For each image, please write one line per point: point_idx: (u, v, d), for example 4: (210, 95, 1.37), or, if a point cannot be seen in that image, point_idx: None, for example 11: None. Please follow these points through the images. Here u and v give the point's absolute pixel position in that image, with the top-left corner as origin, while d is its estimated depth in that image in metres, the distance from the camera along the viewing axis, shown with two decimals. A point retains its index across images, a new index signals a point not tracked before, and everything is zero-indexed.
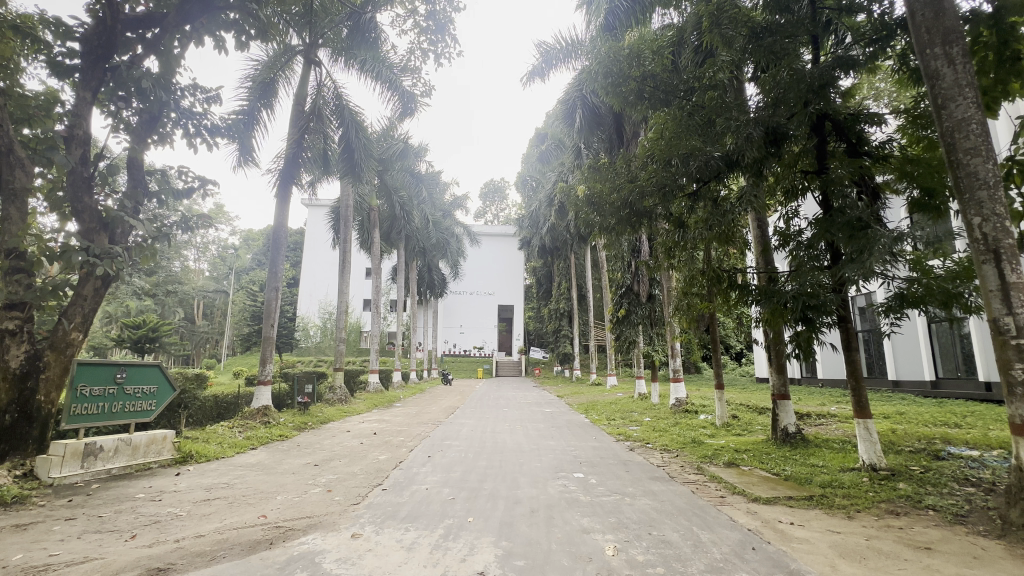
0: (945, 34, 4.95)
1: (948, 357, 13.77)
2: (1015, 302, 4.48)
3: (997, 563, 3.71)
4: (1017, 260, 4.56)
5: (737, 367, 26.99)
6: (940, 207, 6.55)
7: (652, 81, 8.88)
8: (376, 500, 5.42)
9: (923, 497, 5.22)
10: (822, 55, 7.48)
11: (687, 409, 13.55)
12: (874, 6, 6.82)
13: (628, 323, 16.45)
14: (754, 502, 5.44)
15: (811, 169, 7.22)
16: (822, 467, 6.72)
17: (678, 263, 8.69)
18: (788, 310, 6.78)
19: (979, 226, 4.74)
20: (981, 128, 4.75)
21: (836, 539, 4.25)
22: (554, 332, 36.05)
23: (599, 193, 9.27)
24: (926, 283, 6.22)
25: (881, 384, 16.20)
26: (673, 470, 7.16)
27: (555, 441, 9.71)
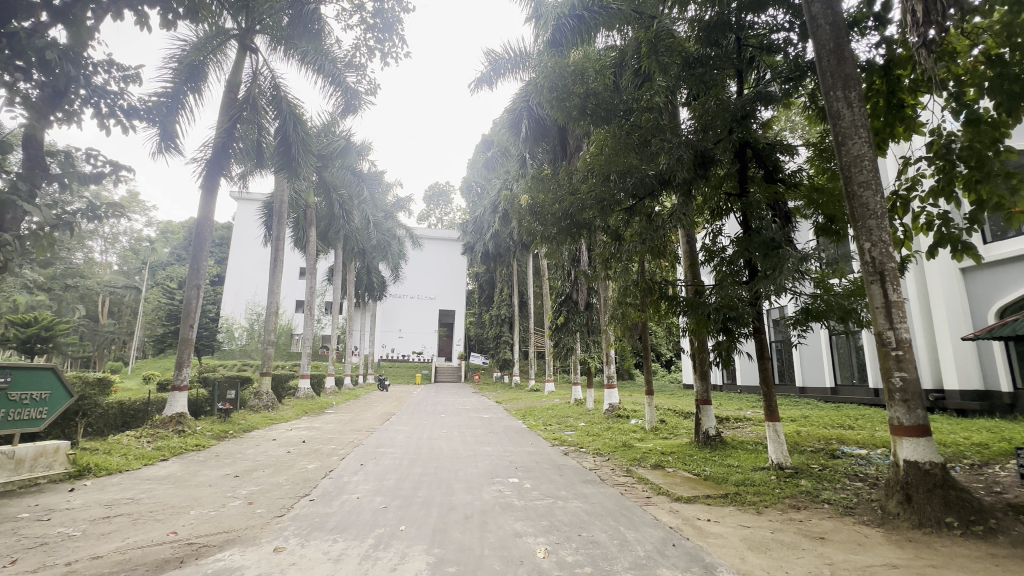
0: (845, 80, 5.60)
1: (845, 366, 15.39)
2: (896, 318, 5.13)
3: (877, 548, 4.20)
4: (897, 282, 5.23)
5: (666, 374, 28.48)
6: (840, 232, 7.34)
7: (594, 99, 9.29)
8: (303, 511, 5.18)
9: (820, 492, 5.81)
10: (746, 88, 8.13)
11: (619, 414, 14.09)
12: (789, 49, 7.56)
13: (566, 330, 16.90)
14: (676, 501, 5.78)
15: (734, 192, 7.84)
16: (738, 467, 7.27)
17: (615, 274, 9.09)
18: (711, 321, 7.31)
19: (869, 251, 5.36)
20: (871, 165, 5.41)
21: (746, 533, 4.62)
22: (494, 338, 36.21)
23: (542, 203, 9.56)
24: (827, 299, 6.93)
25: (789, 390, 17.78)
26: (604, 473, 7.43)
27: (492, 446, 9.76)
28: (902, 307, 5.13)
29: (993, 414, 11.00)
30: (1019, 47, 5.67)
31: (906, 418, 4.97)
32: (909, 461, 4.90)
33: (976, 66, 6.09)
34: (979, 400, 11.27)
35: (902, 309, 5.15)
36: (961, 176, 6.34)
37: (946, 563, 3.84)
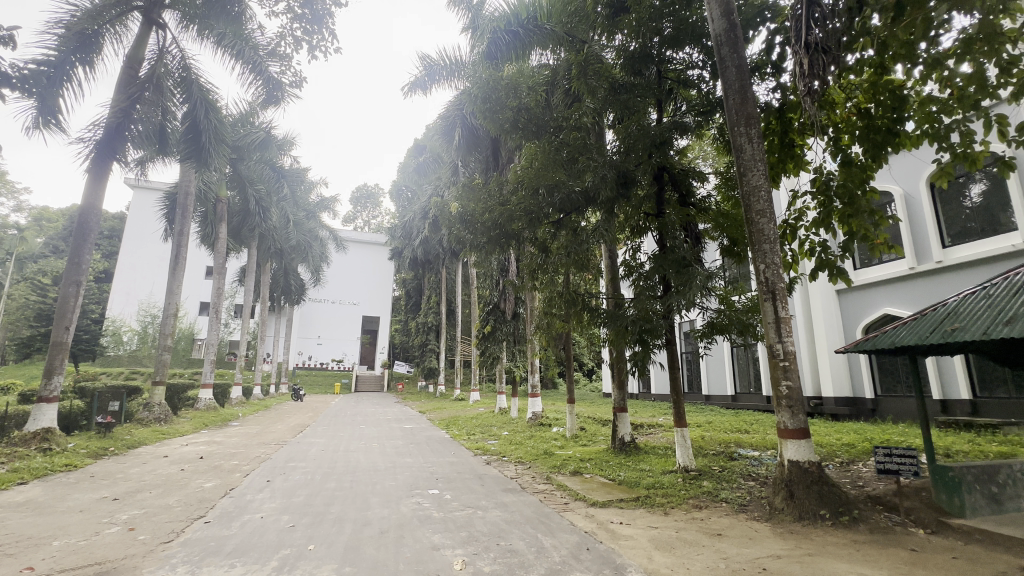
0: (748, 118, 6.24)
1: (743, 375, 16.95)
2: (784, 332, 5.74)
3: (764, 541, 4.64)
4: (785, 301, 5.87)
5: (588, 383, 29.56)
6: (740, 253, 8.11)
7: (525, 114, 9.56)
8: (196, 535, 4.69)
9: (719, 492, 6.32)
10: (665, 116, 8.74)
11: (542, 422, 14.35)
12: (702, 85, 8.29)
13: (492, 339, 17.01)
14: (592, 506, 5.99)
15: (652, 212, 8.38)
16: (649, 471, 7.71)
17: (541, 285, 9.31)
18: (628, 332, 7.73)
19: (763, 272, 5.99)
20: (766, 196, 6.07)
21: (654, 534, 4.89)
22: (420, 346, 35.41)
23: (471, 212, 9.64)
24: (730, 314, 7.61)
25: (696, 397, 19.20)
26: (524, 481, 7.53)
27: (413, 457, 9.50)
28: (789, 323, 5.75)
29: (859, 418, 12.63)
30: (882, 104, 6.64)
31: (790, 422, 5.56)
32: (792, 461, 5.47)
33: (850, 116, 7.05)
34: (849, 406, 12.88)
35: (789, 325, 5.76)
36: (837, 210, 7.26)
37: (820, 550, 4.34)
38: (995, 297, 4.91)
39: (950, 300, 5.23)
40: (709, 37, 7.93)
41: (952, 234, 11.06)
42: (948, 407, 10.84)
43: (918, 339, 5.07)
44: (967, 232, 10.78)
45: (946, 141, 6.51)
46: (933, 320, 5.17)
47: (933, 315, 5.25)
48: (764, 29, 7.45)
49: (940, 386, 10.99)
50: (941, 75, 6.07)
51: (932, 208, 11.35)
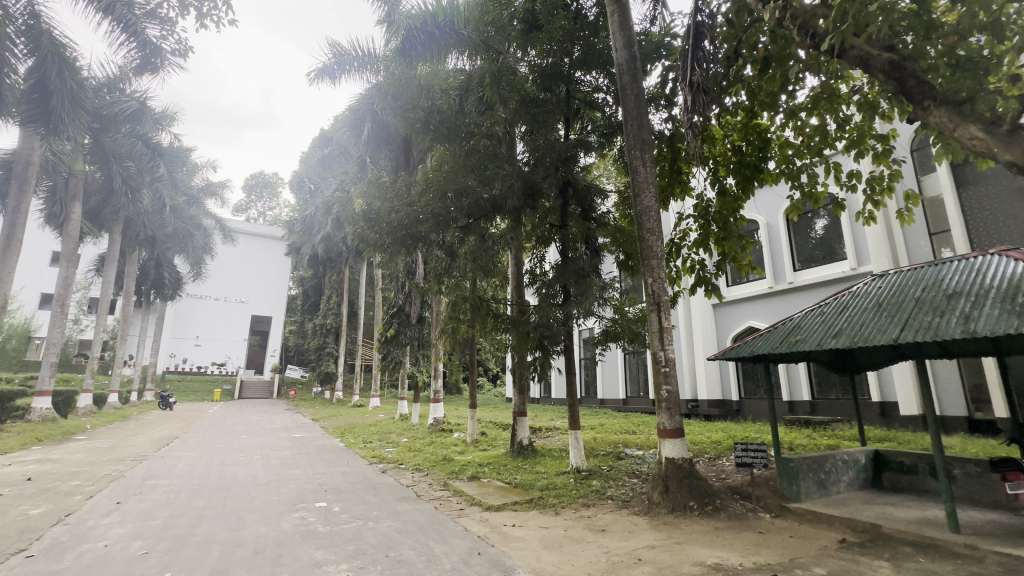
0: (642, 144, 6.80)
1: (633, 380, 18.26)
2: (665, 340, 6.31)
3: (641, 533, 5.03)
4: (668, 312, 6.46)
5: (491, 388, 29.85)
6: (634, 266, 8.75)
7: (437, 115, 9.51)
8: (11, 573, 3.90)
9: (606, 490, 6.73)
10: (572, 134, 9.21)
11: (443, 428, 14.20)
12: (606, 108, 8.88)
13: (396, 343, 16.62)
14: (487, 510, 6.03)
15: (556, 224, 8.73)
16: (544, 473, 7.97)
17: (447, 290, 9.25)
18: (530, 338, 7.98)
19: (650, 285, 6.54)
20: (655, 216, 6.66)
21: (544, 534, 5.06)
22: (316, 349, 33.13)
23: (376, 210, 9.31)
24: (622, 323, 8.16)
25: (592, 401, 20.30)
26: (420, 488, 7.36)
27: (300, 469, 8.83)
28: (670, 333, 6.34)
29: (726, 418, 14.26)
30: (751, 143, 7.62)
31: (668, 422, 6.08)
32: (668, 458, 5.99)
33: (726, 151, 8.00)
34: (719, 408, 14.47)
35: (670, 334, 6.35)
36: (713, 233, 8.16)
37: (687, 538, 4.80)
38: (828, 314, 5.84)
39: (795, 315, 6.13)
40: (613, 65, 8.54)
41: (801, 260, 13.01)
42: (794, 408, 12.66)
43: (771, 349, 5.87)
44: (812, 259, 12.75)
45: (798, 181, 7.63)
46: (783, 333, 6.02)
47: (783, 328, 6.12)
48: (660, 64, 8.21)
49: (788, 390, 12.79)
50: (796, 124, 7.13)
51: (787, 237, 13.26)
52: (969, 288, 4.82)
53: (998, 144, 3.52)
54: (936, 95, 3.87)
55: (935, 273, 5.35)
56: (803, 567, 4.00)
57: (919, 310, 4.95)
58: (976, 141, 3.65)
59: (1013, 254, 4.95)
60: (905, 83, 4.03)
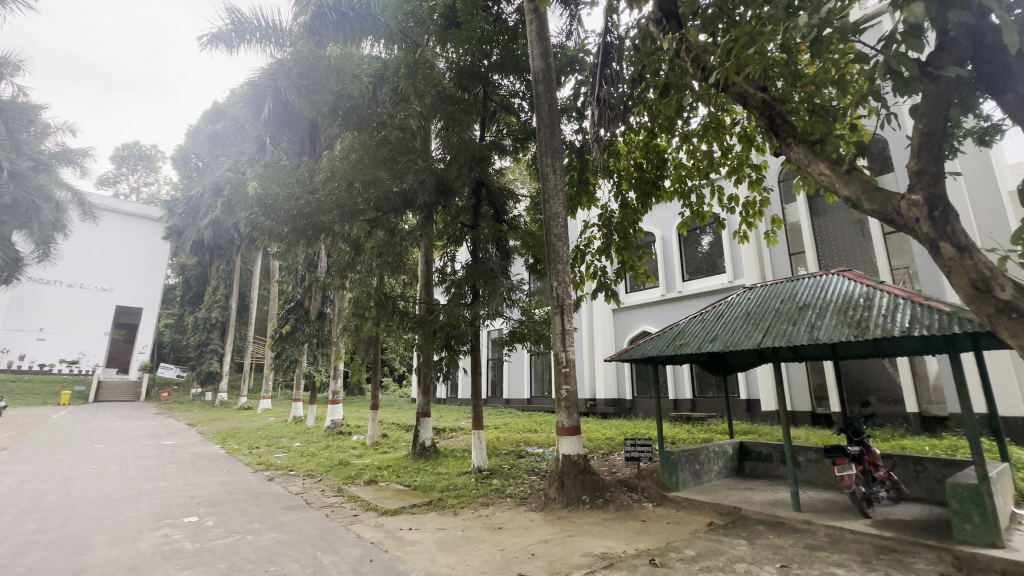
0: (554, 152, 7.05)
1: (538, 381, 18.83)
2: (567, 342, 6.58)
3: (535, 529, 5.18)
4: (570, 315, 6.75)
5: (397, 388, 28.93)
6: (542, 269, 9.01)
7: (347, 102, 9.11)
8: None
9: (505, 488, 6.84)
10: (488, 135, 9.28)
11: (341, 430, 13.46)
12: (521, 114, 9.13)
13: (291, 341, 15.59)
14: (383, 515, 5.82)
15: (468, 223, 8.75)
16: (445, 474, 7.89)
17: (352, 285, 8.81)
18: (437, 337, 7.87)
19: (555, 288, 6.79)
20: (562, 222, 6.93)
21: (440, 535, 5.00)
22: (197, 347, 29.55)
23: (275, 195, 8.60)
24: (528, 325, 8.34)
25: (497, 401, 20.53)
26: (310, 496, 6.89)
27: (168, 480, 7.80)
28: (572, 335, 6.63)
29: (620, 415, 15.25)
30: (650, 162, 8.27)
31: (566, 421, 6.33)
32: (565, 455, 6.25)
33: (629, 167, 8.59)
34: (614, 406, 15.43)
35: (571, 336, 6.63)
36: (615, 243, 8.69)
37: (578, 531, 5.04)
38: (707, 320, 6.51)
39: (680, 321, 6.74)
40: (529, 72, 8.79)
41: (689, 272, 14.37)
42: (678, 406, 13.92)
43: (658, 351, 6.41)
44: (698, 271, 14.13)
45: (689, 200, 8.41)
46: (669, 338, 6.60)
47: (670, 333, 6.70)
48: (573, 77, 8.60)
49: (674, 389, 14.03)
50: (688, 148, 7.86)
51: (679, 250, 14.58)
52: (815, 302, 5.64)
53: (839, 180, 4.05)
54: (796, 134, 4.44)
55: (791, 288, 6.20)
56: (676, 550, 4.40)
57: (778, 319, 5.70)
58: (824, 176, 4.17)
59: (847, 274, 5.89)
60: (774, 121, 4.59)
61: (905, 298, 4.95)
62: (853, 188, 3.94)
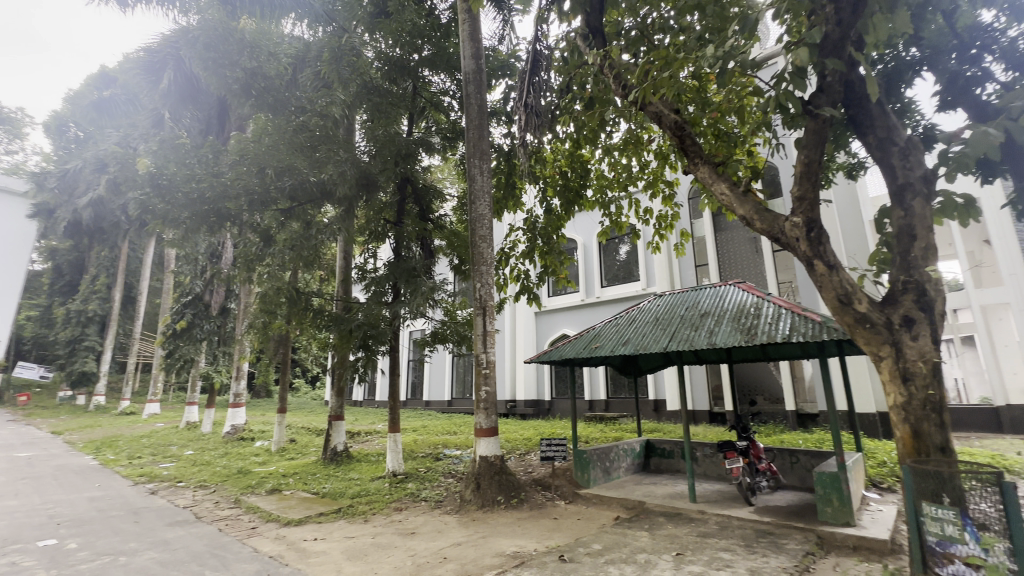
0: (482, 154, 7.06)
1: (459, 383, 18.71)
2: (488, 343, 6.62)
3: (449, 532, 5.13)
4: (492, 317, 6.79)
5: (310, 391, 27.26)
6: (466, 270, 8.97)
7: (261, 81, 8.47)
8: None
9: (420, 492, 6.70)
10: (415, 131, 9.13)
11: (242, 436, 12.40)
12: (451, 113, 9.07)
13: (186, 338, 14.07)
14: (285, 526, 5.43)
15: (391, 220, 8.52)
16: (357, 479, 7.57)
17: (260, 278, 8.16)
18: (353, 337, 7.52)
19: (478, 290, 6.80)
20: (488, 224, 6.96)
21: (348, 544, 4.77)
22: (67, 343, 25.62)
23: (173, 176, 7.75)
24: (449, 326, 8.26)
25: (417, 403, 20.08)
26: (201, 509, 6.25)
27: (20, 498, 6.68)
28: (493, 336, 6.67)
29: (539, 416, 15.60)
30: (575, 171, 8.57)
31: (484, 422, 6.34)
32: (482, 456, 6.25)
33: (555, 174, 8.84)
34: (533, 407, 15.75)
35: (492, 338, 6.67)
36: (538, 247, 8.88)
37: (492, 532, 5.07)
38: (620, 325, 6.87)
39: (596, 325, 7.05)
40: (460, 71, 8.74)
41: (607, 278, 15.10)
42: (593, 406, 14.53)
43: (575, 354, 6.65)
44: (616, 278, 14.88)
45: (608, 210, 8.81)
46: (585, 341, 6.88)
47: (587, 336, 6.98)
48: (503, 82, 8.69)
49: (590, 390, 14.64)
50: (610, 160, 8.25)
51: (599, 257, 15.27)
52: (714, 310, 6.18)
53: (735, 200, 4.47)
54: (702, 155, 4.84)
55: (695, 296, 6.73)
56: (585, 544, 4.57)
57: (682, 325, 6.17)
58: (723, 196, 4.58)
59: (742, 286, 6.51)
60: (684, 142, 4.96)
61: (787, 308, 5.58)
62: (748, 209, 4.36)
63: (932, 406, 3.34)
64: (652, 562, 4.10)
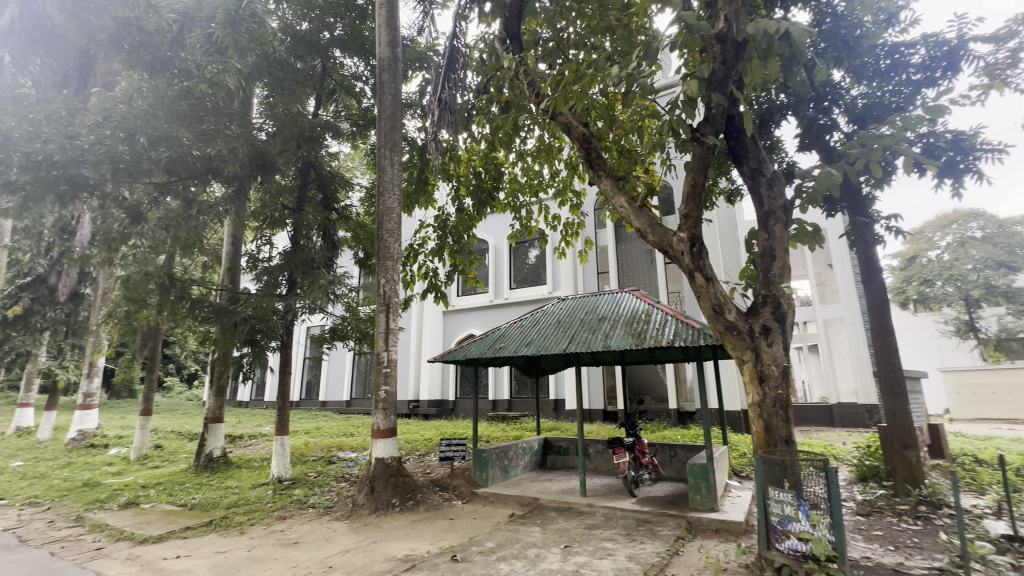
0: (393, 145, 6.83)
1: (360, 382, 17.88)
2: (390, 341, 6.40)
3: (338, 539, 4.87)
4: (396, 314, 6.58)
5: (185, 390, 24.26)
6: (371, 264, 8.59)
7: (138, 35, 7.39)
8: None
9: (308, 498, 6.27)
10: (322, 113, 8.55)
11: (92, 443, 10.65)
12: (363, 99, 8.66)
13: (21, 327, 11.78)
14: (141, 544, 4.76)
15: (290, 206, 7.88)
16: (235, 487, 6.88)
17: (124, 261, 7.09)
18: (237, 331, 6.83)
19: (382, 285, 6.55)
20: (396, 218, 6.75)
21: (218, 560, 4.31)
22: None
23: (11, 132, 6.45)
24: (349, 322, 7.85)
25: (312, 404, 18.81)
26: (28, 531, 5.24)
27: None
28: (396, 334, 6.47)
29: (442, 416, 15.43)
30: (488, 172, 8.62)
31: (382, 423, 6.11)
32: (378, 458, 6.03)
33: (468, 174, 8.82)
34: (436, 407, 15.53)
35: (394, 336, 6.46)
36: (449, 245, 8.76)
37: (383, 536, 4.90)
38: (525, 326, 7.04)
39: (502, 325, 7.15)
40: (374, 57, 8.39)
41: (516, 280, 15.42)
42: (496, 406, 14.72)
43: (479, 353, 6.69)
44: (524, 281, 15.26)
45: (519, 213, 8.98)
46: (490, 341, 6.95)
47: (492, 336, 7.06)
48: (420, 74, 8.49)
49: (494, 390, 14.81)
50: (523, 165, 8.44)
51: (509, 260, 15.53)
52: (610, 314, 6.59)
53: (632, 213, 4.80)
54: (605, 169, 5.13)
55: (595, 301, 7.12)
56: (478, 543, 4.59)
57: (581, 328, 6.49)
58: (622, 208, 4.89)
59: (636, 293, 7.00)
60: (590, 154, 5.23)
61: (672, 315, 6.12)
62: (643, 221, 4.72)
63: (780, 403, 3.86)
64: (541, 556, 4.24)
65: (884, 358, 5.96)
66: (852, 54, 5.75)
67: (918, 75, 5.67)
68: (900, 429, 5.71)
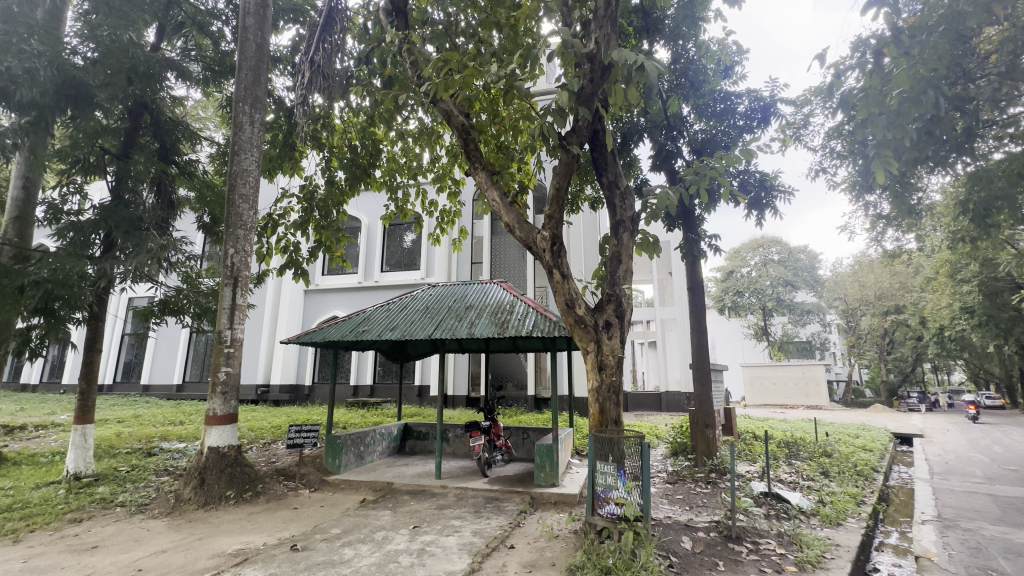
0: (254, 101, 6.10)
1: (196, 363, 15.67)
2: (236, 319, 5.76)
3: (153, 539, 4.28)
4: (245, 289, 5.95)
5: None
6: (218, 231, 7.56)
7: None
8: None
9: (116, 497, 5.38)
10: (166, 48, 7.27)
11: None
12: (220, 41, 7.56)
13: None
14: None
15: (111, 151, 6.55)
16: (10, 488, 5.58)
17: None
18: (23, 297, 5.51)
19: (230, 256, 5.86)
20: (253, 182, 6.07)
21: None
22: None
23: None
24: (184, 294, 6.82)
25: (130, 388, 15.95)
26: None
27: None
28: (243, 312, 5.84)
29: (295, 402, 14.33)
30: (365, 146, 8.20)
31: (220, 409, 5.51)
32: (212, 447, 5.43)
33: (343, 146, 8.28)
34: (290, 393, 14.37)
35: (242, 313, 5.84)
36: (314, 219, 8.12)
37: (212, 531, 4.45)
38: (391, 311, 6.89)
39: (367, 308, 6.91)
40: None
41: (389, 263, 14.94)
42: (357, 391, 14.15)
43: (339, 336, 6.40)
44: (396, 264, 14.86)
45: (395, 194, 8.68)
46: (352, 324, 6.67)
47: (355, 319, 6.79)
48: (293, 27, 7.71)
49: (356, 374, 14.22)
50: (403, 144, 8.20)
51: (381, 241, 14.96)
52: (477, 304, 6.79)
53: (503, 208, 5.00)
54: (480, 161, 5.27)
55: (464, 290, 7.27)
56: (323, 531, 4.44)
57: (448, 316, 6.58)
58: (494, 202, 5.06)
59: (503, 285, 7.30)
60: (468, 145, 5.30)
61: (532, 308, 6.53)
62: (512, 217, 4.94)
63: (613, 389, 4.42)
64: (388, 538, 4.27)
65: (698, 353, 7.15)
66: (697, 93, 6.76)
67: (742, 122, 6.85)
68: (705, 411, 6.92)
